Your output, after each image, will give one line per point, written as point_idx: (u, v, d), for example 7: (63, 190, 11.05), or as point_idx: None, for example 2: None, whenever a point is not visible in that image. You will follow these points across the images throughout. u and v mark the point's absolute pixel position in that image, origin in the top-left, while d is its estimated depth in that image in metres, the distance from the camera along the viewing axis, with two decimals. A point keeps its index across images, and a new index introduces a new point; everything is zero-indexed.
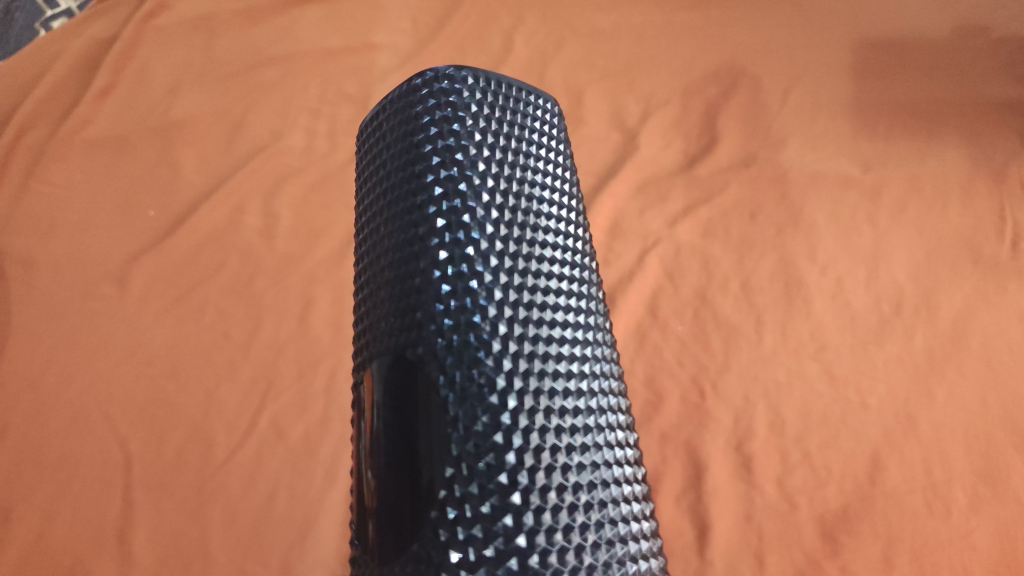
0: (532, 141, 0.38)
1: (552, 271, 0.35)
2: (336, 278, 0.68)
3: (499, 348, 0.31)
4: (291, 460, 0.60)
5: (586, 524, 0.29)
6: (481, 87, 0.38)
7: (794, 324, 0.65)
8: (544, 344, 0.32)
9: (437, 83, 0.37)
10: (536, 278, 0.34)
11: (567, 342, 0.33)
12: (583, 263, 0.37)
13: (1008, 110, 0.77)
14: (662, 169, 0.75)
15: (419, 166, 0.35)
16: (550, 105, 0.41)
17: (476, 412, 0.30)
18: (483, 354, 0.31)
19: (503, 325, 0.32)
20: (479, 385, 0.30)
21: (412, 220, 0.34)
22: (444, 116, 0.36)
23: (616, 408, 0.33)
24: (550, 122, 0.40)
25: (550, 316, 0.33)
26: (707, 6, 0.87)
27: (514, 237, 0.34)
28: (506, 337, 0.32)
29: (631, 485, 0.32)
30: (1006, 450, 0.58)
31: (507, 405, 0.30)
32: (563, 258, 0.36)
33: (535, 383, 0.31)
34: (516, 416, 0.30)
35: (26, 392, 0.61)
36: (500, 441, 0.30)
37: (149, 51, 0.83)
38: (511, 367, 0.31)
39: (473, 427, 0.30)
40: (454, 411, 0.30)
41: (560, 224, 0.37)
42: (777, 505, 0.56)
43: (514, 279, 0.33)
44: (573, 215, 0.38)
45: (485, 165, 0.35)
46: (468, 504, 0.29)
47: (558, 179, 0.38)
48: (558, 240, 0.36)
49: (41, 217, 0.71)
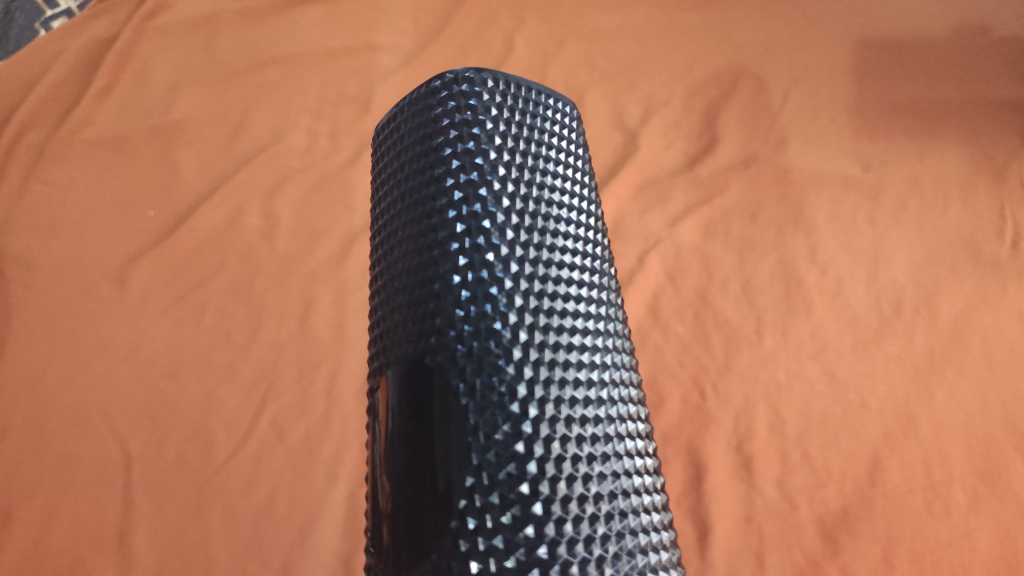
0: (551, 145, 0.38)
1: (571, 278, 0.35)
2: (336, 279, 0.68)
3: (520, 356, 0.31)
4: (291, 462, 0.59)
5: (607, 534, 0.29)
6: (500, 89, 0.38)
7: (795, 324, 0.65)
8: (564, 352, 0.32)
9: (457, 85, 0.37)
10: (555, 285, 0.34)
11: (587, 349, 0.33)
12: (602, 268, 0.37)
13: (1008, 111, 0.78)
14: (662, 170, 0.75)
15: (438, 169, 0.35)
16: (569, 109, 0.41)
17: (497, 421, 0.30)
18: (503, 362, 0.31)
19: (524, 332, 0.32)
20: (500, 394, 0.30)
21: (431, 225, 0.34)
22: (464, 120, 0.36)
23: (634, 417, 0.34)
24: (568, 125, 0.40)
25: (571, 323, 0.33)
26: (707, 6, 0.87)
27: (533, 243, 0.34)
28: (527, 344, 0.32)
29: (650, 495, 0.32)
30: (1006, 450, 0.58)
31: (528, 414, 0.30)
32: (582, 263, 0.36)
33: (557, 392, 0.31)
34: (537, 425, 0.30)
35: (26, 393, 0.61)
36: (521, 450, 0.30)
37: (148, 51, 0.82)
38: (532, 375, 0.31)
39: (493, 436, 0.30)
40: (474, 419, 0.30)
41: (580, 229, 0.37)
42: (777, 505, 0.56)
43: (535, 286, 0.33)
44: (592, 221, 0.38)
45: (505, 169, 0.35)
46: (488, 514, 0.29)
47: (577, 184, 0.39)
48: (577, 245, 0.36)
49: (40, 218, 0.71)
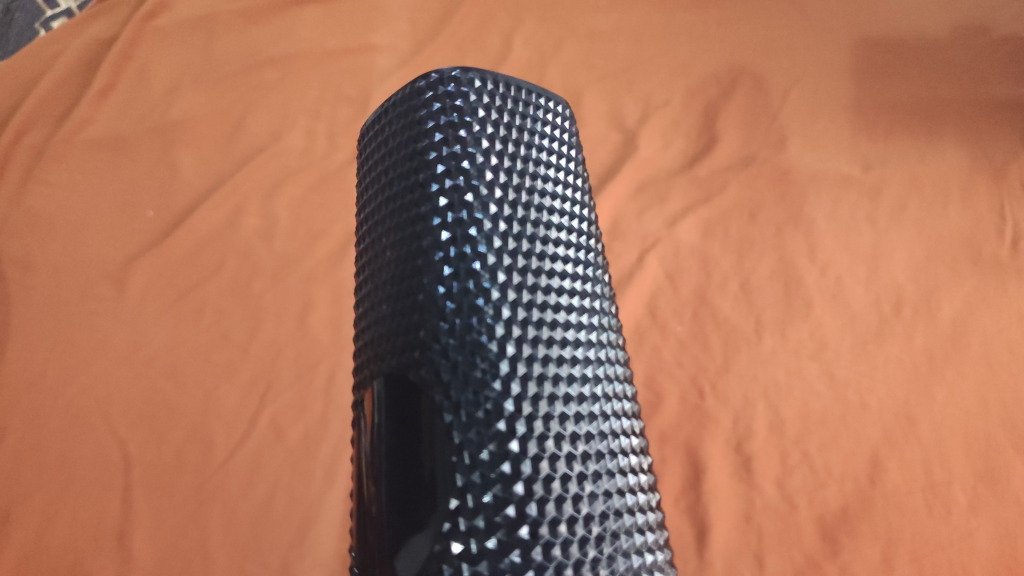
0: (542, 146, 0.38)
1: (563, 286, 0.35)
2: (335, 279, 0.68)
3: (507, 370, 0.31)
4: (290, 463, 0.59)
5: (598, 559, 0.30)
6: (489, 89, 0.38)
7: (794, 324, 0.65)
8: (555, 366, 0.32)
9: (442, 85, 0.37)
10: (545, 295, 0.34)
11: (579, 362, 0.33)
12: (596, 276, 0.37)
13: (1008, 110, 0.77)
14: (661, 170, 0.75)
15: (422, 174, 0.35)
16: (562, 108, 0.41)
17: (483, 440, 0.30)
18: (489, 378, 0.31)
19: (511, 345, 0.32)
20: (486, 412, 0.30)
21: (415, 232, 0.34)
22: (449, 121, 0.36)
23: (629, 431, 0.34)
24: (561, 124, 0.40)
25: (561, 334, 0.33)
26: (706, 6, 0.87)
27: (522, 251, 0.34)
28: (514, 358, 0.31)
29: (645, 515, 0.32)
30: (1006, 451, 0.58)
31: (515, 432, 0.30)
32: (575, 271, 0.36)
33: (546, 409, 0.31)
34: (525, 444, 0.30)
35: (26, 392, 0.61)
36: (508, 471, 0.30)
37: (149, 51, 0.83)
38: (520, 391, 0.31)
39: (478, 456, 0.30)
40: (459, 438, 0.30)
41: (572, 236, 0.37)
42: (776, 505, 0.56)
43: (524, 297, 0.33)
44: (585, 225, 0.38)
45: (493, 174, 0.35)
46: (473, 539, 0.29)
47: (570, 188, 0.39)
48: (569, 252, 0.36)
49: (40, 217, 0.71)
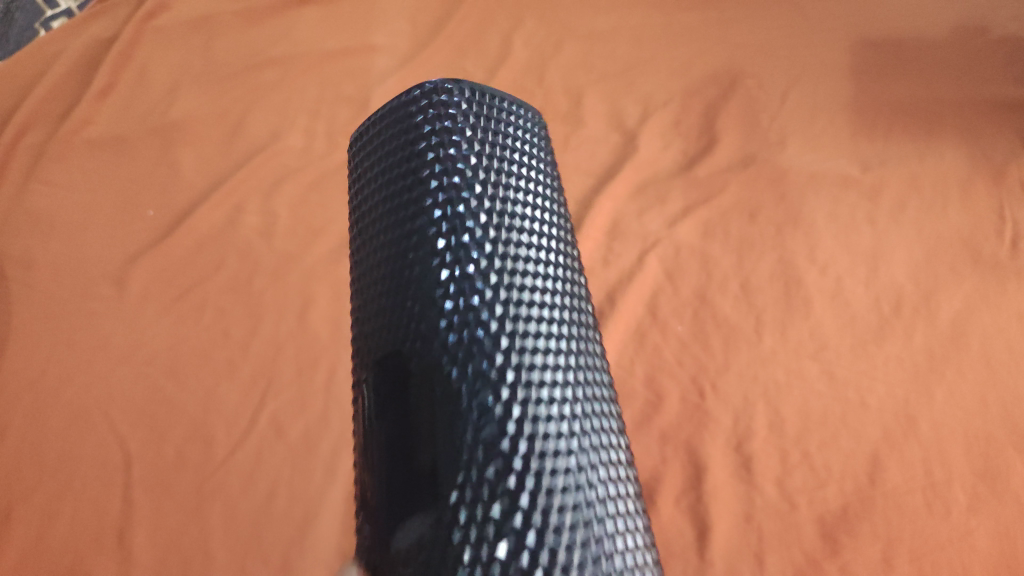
0: (513, 158, 0.32)
1: (548, 314, 0.28)
2: (335, 279, 0.68)
3: (502, 423, 0.25)
4: (291, 462, 0.59)
5: None
6: (469, 97, 0.32)
7: (794, 324, 0.65)
8: (550, 414, 0.26)
9: (435, 94, 0.32)
10: (535, 327, 0.28)
11: (571, 406, 0.27)
12: (574, 310, 0.30)
13: (1007, 110, 0.78)
14: (661, 170, 0.76)
15: (412, 193, 0.30)
16: (527, 114, 0.35)
17: (475, 506, 0.24)
18: (483, 433, 0.25)
19: (506, 391, 0.26)
20: (478, 473, 0.25)
21: (402, 257, 0.29)
22: (443, 127, 0.31)
23: (631, 491, 0.27)
24: (526, 130, 0.34)
25: (553, 376, 0.27)
26: (706, 7, 0.87)
27: (508, 274, 0.28)
28: (511, 406, 0.25)
29: None
30: (1006, 450, 0.58)
31: (517, 498, 0.24)
32: (552, 300, 0.29)
33: (550, 470, 0.24)
34: (527, 514, 0.24)
35: (26, 392, 0.61)
36: (505, 546, 0.24)
37: (149, 51, 0.83)
38: (522, 449, 0.25)
39: (471, 525, 0.24)
40: (455, 498, 0.25)
41: (546, 256, 0.30)
42: (777, 504, 0.56)
43: (515, 332, 0.27)
44: (563, 245, 0.32)
45: (481, 185, 0.30)
46: None
47: (542, 202, 0.32)
48: (545, 278, 0.29)
49: (40, 217, 0.71)
